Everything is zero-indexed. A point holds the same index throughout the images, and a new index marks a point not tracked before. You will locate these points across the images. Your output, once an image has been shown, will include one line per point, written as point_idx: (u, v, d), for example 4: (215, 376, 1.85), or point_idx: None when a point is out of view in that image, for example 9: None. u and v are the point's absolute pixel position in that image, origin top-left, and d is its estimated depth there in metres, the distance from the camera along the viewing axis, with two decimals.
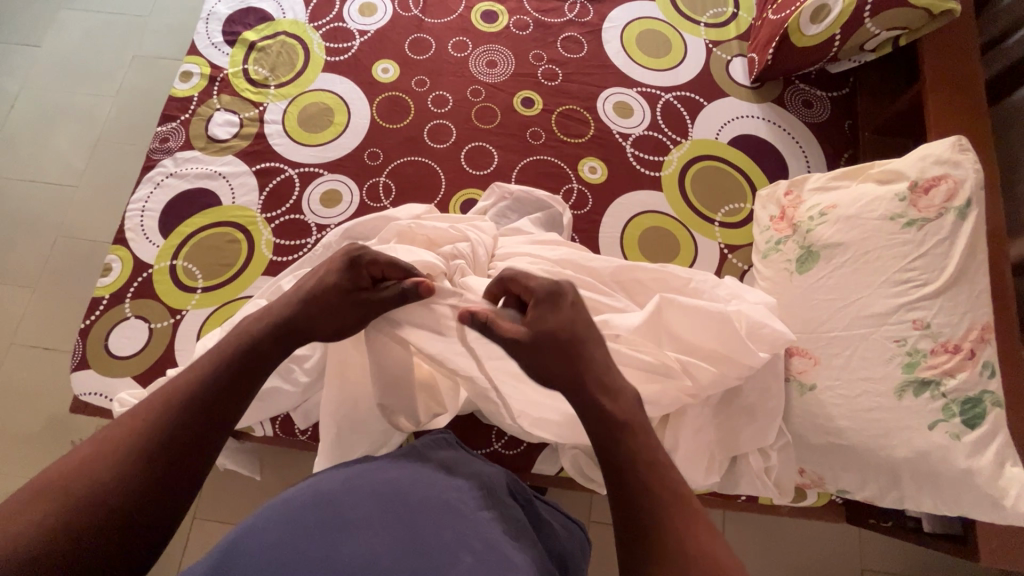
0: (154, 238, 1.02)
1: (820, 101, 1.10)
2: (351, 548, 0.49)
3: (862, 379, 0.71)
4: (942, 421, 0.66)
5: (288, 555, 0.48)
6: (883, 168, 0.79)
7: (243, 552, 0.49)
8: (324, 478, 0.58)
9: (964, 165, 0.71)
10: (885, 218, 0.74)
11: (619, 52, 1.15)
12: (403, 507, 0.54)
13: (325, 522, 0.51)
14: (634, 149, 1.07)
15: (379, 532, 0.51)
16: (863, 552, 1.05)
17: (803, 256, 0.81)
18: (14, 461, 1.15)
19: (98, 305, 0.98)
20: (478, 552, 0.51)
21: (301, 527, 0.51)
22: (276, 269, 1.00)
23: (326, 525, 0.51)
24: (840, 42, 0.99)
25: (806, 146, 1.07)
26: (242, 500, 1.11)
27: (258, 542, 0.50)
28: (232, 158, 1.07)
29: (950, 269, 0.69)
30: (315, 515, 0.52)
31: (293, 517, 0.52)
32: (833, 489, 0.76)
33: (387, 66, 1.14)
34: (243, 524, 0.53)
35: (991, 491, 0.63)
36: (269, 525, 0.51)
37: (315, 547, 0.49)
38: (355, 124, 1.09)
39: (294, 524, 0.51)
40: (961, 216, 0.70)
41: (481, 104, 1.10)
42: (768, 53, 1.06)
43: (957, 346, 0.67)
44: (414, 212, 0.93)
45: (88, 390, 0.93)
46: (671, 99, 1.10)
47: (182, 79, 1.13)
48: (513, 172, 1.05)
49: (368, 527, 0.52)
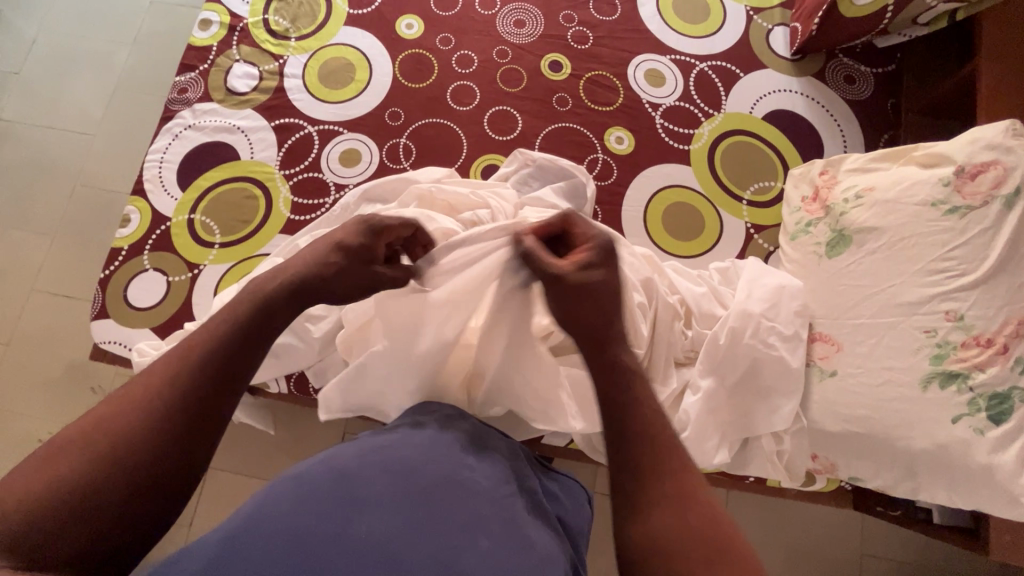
0: (173, 191, 1.02)
1: (863, 77, 1.04)
2: (366, 528, 0.47)
3: (885, 368, 0.70)
4: (966, 416, 0.65)
5: (303, 529, 0.45)
6: (928, 151, 0.75)
7: (255, 525, 0.46)
8: (338, 450, 0.56)
9: (1017, 151, 0.67)
10: (925, 204, 0.72)
11: (654, 16, 1.09)
12: (418, 486, 0.52)
13: (339, 497, 0.49)
14: (663, 120, 1.03)
15: (394, 511, 0.49)
16: (864, 538, 1.05)
17: (834, 240, 0.79)
18: (37, 403, 1.18)
19: (117, 256, 0.98)
20: (491, 536, 0.50)
21: (314, 503, 0.48)
22: (293, 228, 0.99)
23: (338, 501, 0.49)
24: (890, 15, 0.94)
25: (845, 125, 1.02)
26: (258, 451, 1.13)
27: (272, 514, 0.47)
28: (250, 112, 1.05)
29: (991, 261, 0.66)
30: (328, 490, 0.49)
31: (304, 491, 0.49)
32: (843, 477, 0.75)
33: (411, 21, 1.10)
34: (256, 494, 0.51)
35: (1011, 488, 0.62)
36: (281, 499, 0.49)
37: (328, 524, 0.46)
38: (376, 82, 1.06)
39: (306, 500, 0.48)
40: (1008, 205, 0.66)
41: (508, 66, 1.06)
42: (812, 24, 1.00)
43: (990, 340, 0.65)
44: (434, 176, 0.92)
45: (108, 339, 0.94)
46: (705, 69, 1.06)
47: (201, 27, 1.11)
48: (537, 139, 1.02)
49: (382, 508, 0.49)
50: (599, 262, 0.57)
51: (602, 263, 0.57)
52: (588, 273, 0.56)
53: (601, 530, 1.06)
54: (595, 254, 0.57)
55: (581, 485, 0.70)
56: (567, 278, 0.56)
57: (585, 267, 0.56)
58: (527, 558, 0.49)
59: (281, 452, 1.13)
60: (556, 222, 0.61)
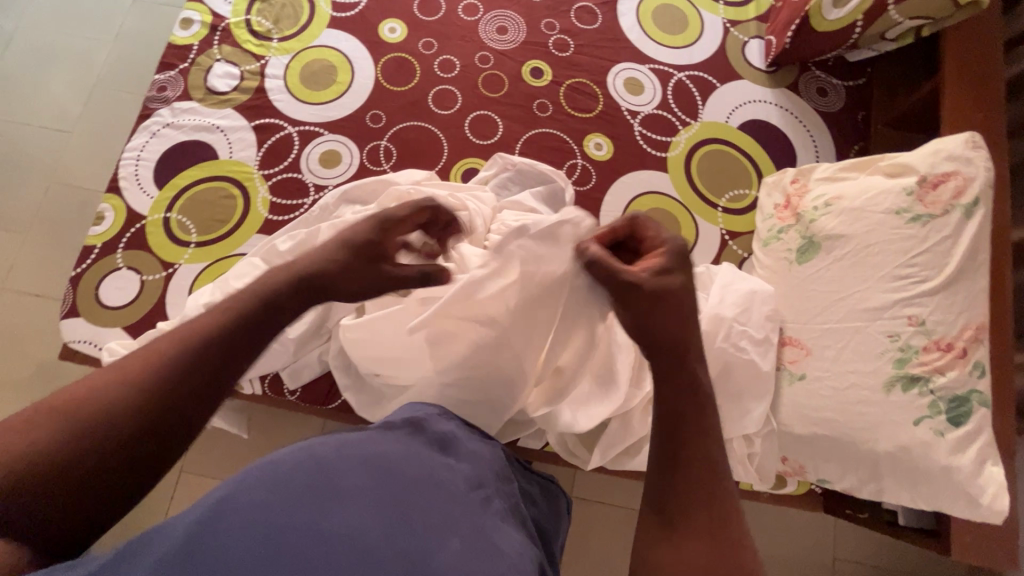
0: (149, 189, 1.01)
1: (835, 90, 1.07)
2: (343, 519, 0.46)
3: (851, 372, 0.71)
4: (928, 418, 0.66)
5: (280, 515, 0.45)
6: (893, 161, 0.78)
7: (231, 507, 0.45)
8: (319, 438, 0.55)
9: (976, 163, 0.70)
10: (890, 212, 0.74)
11: (634, 26, 1.11)
12: (397, 482, 0.51)
13: (318, 484, 0.48)
14: (642, 128, 1.04)
15: (371, 504, 0.48)
16: (836, 542, 1.07)
17: (804, 246, 0.80)
18: (4, 405, 1.15)
19: (89, 254, 0.97)
20: (466, 536, 0.49)
21: (291, 491, 0.47)
22: (271, 228, 0.98)
23: (317, 489, 0.48)
24: (860, 29, 0.96)
25: (817, 136, 1.04)
26: (233, 455, 1.11)
27: (247, 500, 0.46)
28: (230, 112, 1.05)
29: (951, 267, 0.68)
30: (306, 477, 0.49)
31: (281, 477, 0.48)
32: (812, 479, 0.76)
33: (394, 25, 1.11)
34: (230, 478, 0.49)
35: (970, 488, 0.64)
36: (257, 483, 0.47)
37: (305, 512, 0.46)
38: (358, 84, 1.06)
39: (284, 486, 0.47)
40: (968, 214, 0.69)
41: (489, 71, 1.07)
42: (786, 36, 1.02)
43: (950, 345, 0.67)
44: (414, 178, 0.93)
45: (78, 337, 0.92)
46: (682, 78, 1.08)
47: (182, 26, 1.10)
48: (517, 144, 1.03)
49: (360, 499, 0.48)
50: (675, 268, 0.56)
51: (676, 269, 0.56)
52: (667, 278, 0.54)
53: (577, 535, 1.06)
54: (669, 259, 0.56)
55: (555, 488, 0.70)
56: (642, 287, 0.54)
57: (660, 273, 0.55)
58: (500, 559, 0.48)
59: (258, 455, 1.11)
60: (621, 224, 0.60)
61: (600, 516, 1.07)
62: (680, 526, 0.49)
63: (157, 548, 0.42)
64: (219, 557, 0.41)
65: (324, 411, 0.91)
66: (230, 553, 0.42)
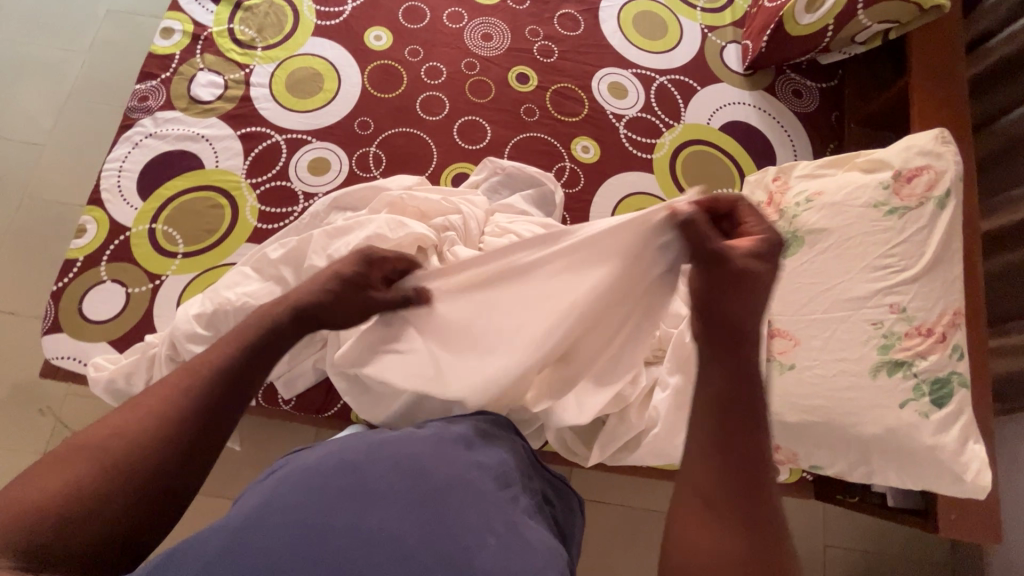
0: (132, 200, 0.99)
1: (809, 92, 1.11)
2: (378, 520, 0.46)
3: (839, 360, 0.74)
4: (912, 400, 0.69)
5: (315, 520, 0.45)
6: (869, 157, 0.81)
7: (268, 513, 0.45)
8: (348, 442, 0.55)
9: (946, 157, 0.74)
10: (869, 206, 0.77)
11: (615, 32, 1.14)
12: (429, 483, 0.50)
13: (352, 488, 0.48)
14: (627, 130, 1.07)
15: (404, 506, 0.48)
16: (826, 529, 1.10)
17: (788, 240, 0.82)
18: None
19: (71, 267, 0.94)
20: (501, 536, 0.48)
21: (326, 495, 0.47)
22: (261, 237, 0.98)
23: (351, 493, 0.48)
24: (831, 34, 1.01)
25: (794, 135, 1.08)
26: (225, 470, 1.09)
27: (282, 507, 0.46)
28: (215, 121, 1.04)
29: (927, 256, 0.72)
30: (338, 483, 0.49)
31: (315, 483, 0.48)
32: (805, 465, 0.78)
33: (380, 33, 1.11)
34: (264, 487, 0.50)
35: (954, 465, 0.67)
36: (290, 491, 0.48)
37: (340, 516, 0.45)
38: (345, 92, 1.07)
39: (320, 491, 0.47)
40: (940, 206, 0.73)
41: (476, 77, 1.09)
42: (762, 40, 1.07)
43: (930, 330, 0.71)
44: (405, 183, 0.93)
45: (60, 353, 0.90)
46: (664, 82, 1.11)
47: (163, 36, 1.09)
48: (506, 148, 1.05)
49: (393, 503, 0.48)
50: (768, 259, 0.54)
51: (772, 263, 0.54)
52: (756, 266, 0.53)
53: None
54: (770, 252, 0.54)
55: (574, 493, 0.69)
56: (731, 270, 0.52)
57: (755, 261, 0.53)
58: (535, 558, 0.47)
59: (251, 469, 1.09)
60: (720, 202, 0.56)
61: (598, 514, 1.08)
62: (707, 509, 0.51)
63: (200, 553, 0.42)
64: (258, 562, 0.41)
65: (320, 419, 0.90)
66: (269, 557, 0.42)
